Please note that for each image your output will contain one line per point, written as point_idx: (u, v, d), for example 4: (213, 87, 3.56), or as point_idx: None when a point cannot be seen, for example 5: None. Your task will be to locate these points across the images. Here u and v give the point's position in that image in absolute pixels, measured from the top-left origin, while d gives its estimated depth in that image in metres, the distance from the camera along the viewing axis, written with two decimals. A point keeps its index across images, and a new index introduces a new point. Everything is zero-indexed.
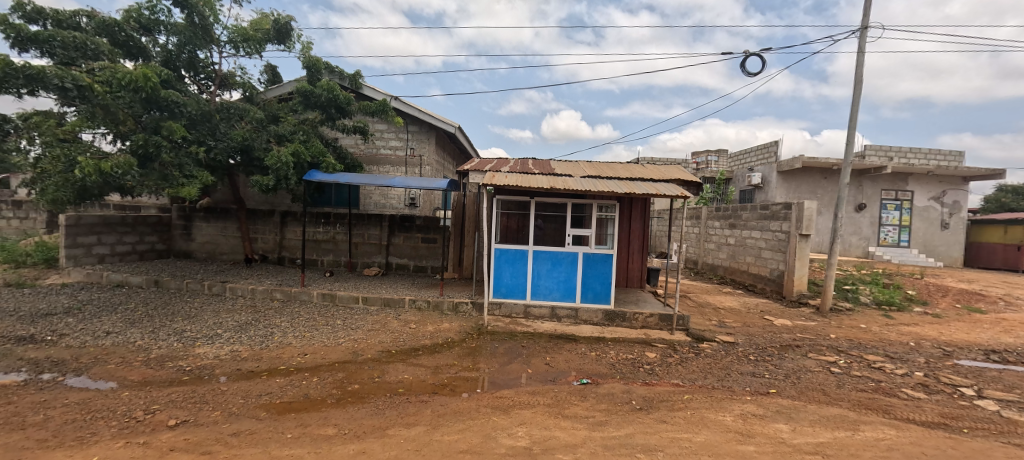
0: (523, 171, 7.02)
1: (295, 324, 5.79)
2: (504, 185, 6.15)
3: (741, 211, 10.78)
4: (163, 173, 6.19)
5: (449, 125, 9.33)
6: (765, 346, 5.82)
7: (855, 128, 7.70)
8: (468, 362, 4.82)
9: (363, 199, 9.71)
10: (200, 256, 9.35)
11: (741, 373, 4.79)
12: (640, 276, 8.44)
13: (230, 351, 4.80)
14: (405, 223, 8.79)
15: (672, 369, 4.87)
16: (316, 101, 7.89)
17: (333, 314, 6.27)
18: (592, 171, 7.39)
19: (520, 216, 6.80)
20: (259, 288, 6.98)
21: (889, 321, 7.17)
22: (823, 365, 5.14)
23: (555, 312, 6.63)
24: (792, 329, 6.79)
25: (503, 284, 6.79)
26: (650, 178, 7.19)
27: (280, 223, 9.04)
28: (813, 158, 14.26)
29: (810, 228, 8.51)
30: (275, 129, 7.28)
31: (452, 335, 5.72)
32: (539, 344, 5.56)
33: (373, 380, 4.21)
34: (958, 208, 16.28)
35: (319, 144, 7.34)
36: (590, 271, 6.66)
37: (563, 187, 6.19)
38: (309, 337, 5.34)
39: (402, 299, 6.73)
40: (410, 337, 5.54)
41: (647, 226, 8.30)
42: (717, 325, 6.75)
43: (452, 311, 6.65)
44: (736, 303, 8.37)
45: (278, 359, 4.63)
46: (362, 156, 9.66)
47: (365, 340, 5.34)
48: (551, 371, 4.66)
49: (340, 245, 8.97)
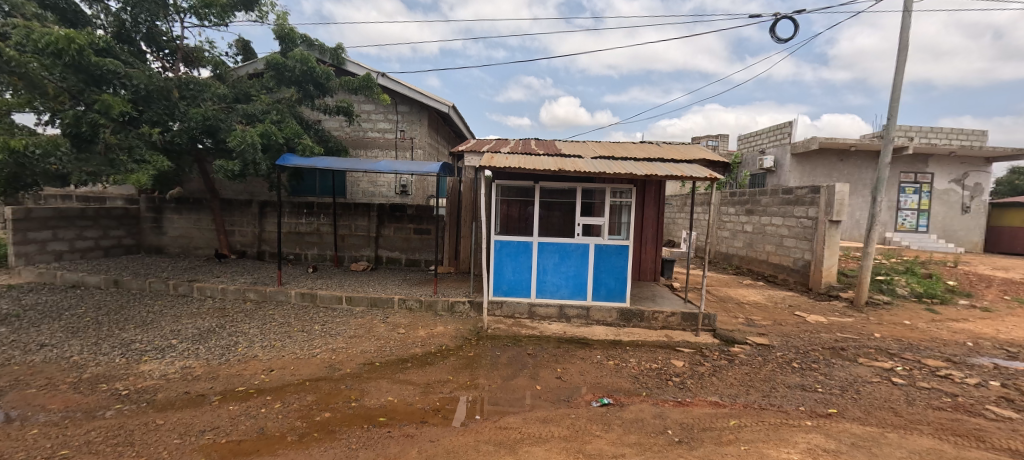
0: (526, 152, 6.22)
1: (266, 331, 5.00)
2: (505, 167, 5.34)
3: (760, 196, 9.98)
4: (108, 157, 5.37)
5: (442, 104, 8.46)
6: (806, 350, 5.08)
7: (897, 102, 6.90)
8: (465, 378, 4.06)
9: (350, 187, 8.89)
10: (173, 251, 8.59)
11: (789, 387, 4.03)
12: (654, 268, 7.72)
13: (181, 368, 4.03)
14: (395, 213, 7.99)
15: (705, 382, 4.12)
16: (290, 77, 7.07)
17: (310, 318, 5.50)
18: (604, 151, 6.58)
19: (523, 203, 5.99)
20: (231, 288, 6.20)
21: (935, 316, 6.43)
22: (880, 374, 4.40)
23: (564, 311, 5.86)
24: (829, 327, 6.05)
25: (504, 280, 6.02)
26: (670, 158, 6.37)
27: (259, 214, 8.25)
28: (830, 139, 13.43)
29: (841, 213, 7.74)
30: (244, 108, 6.50)
31: (447, 342, 4.95)
32: (548, 351, 4.79)
33: (349, 406, 3.44)
34: (981, 191, 15.45)
35: (293, 125, 6.50)
36: (602, 265, 5.89)
37: (574, 169, 5.37)
38: (280, 348, 4.56)
39: (391, 298, 5.96)
40: (398, 346, 4.76)
41: (662, 213, 7.51)
42: (746, 324, 6.00)
43: (447, 311, 5.89)
44: (760, 297, 7.63)
45: (237, 378, 3.87)
46: (348, 140, 8.82)
47: (346, 350, 4.57)
48: (562, 388, 3.91)
49: (325, 238, 8.20)
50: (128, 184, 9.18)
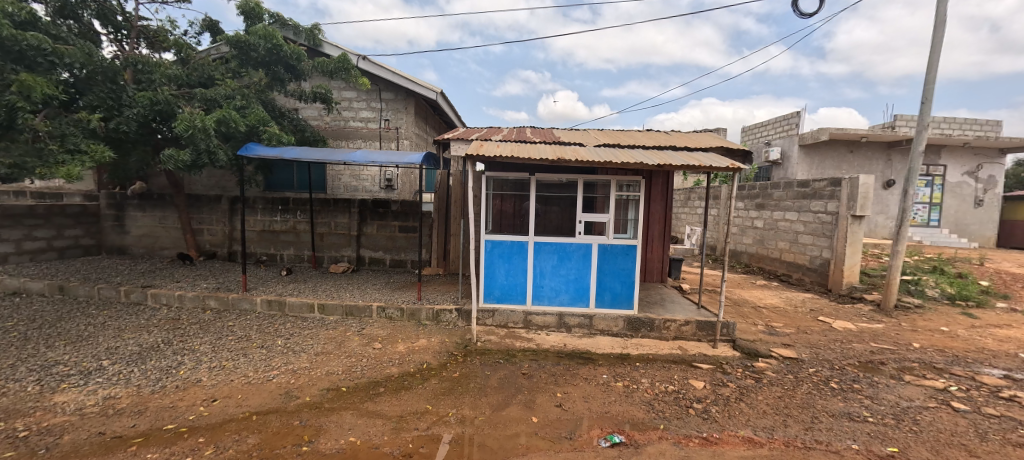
0: (521, 141, 5.54)
1: (218, 348, 4.30)
2: (496, 155, 4.67)
3: (772, 189, 9.32)
4: (35, 147, 4.63)
5: (430, 90, 7.74)
6: (841, 364, 4.42)
7: (931, 86, 6.27)
8: (445, 408, 3.38)
9: (330, 181, 8.17)
10: (136, 252, 7.90)
11: (834, 416, 3.39)
12: (661, 269, 7.06)
13: (103, 399, 3.34)
14: (378, 209, 7.29)
15: (733, 409, 3.46)
16: (256, 58, 6.38)
17: (274, 330, 4.81)
18: (607, 139, 5.90)
19: (518, 198, 5.30)
20: (189, 295, 5.52)
21: (975, 322, 5.80)
22: (935, 396, 3.75)
23: (563, 320, 5.19)
24: (859, 335, 5.41)
25: (496, 285, 5.35)
26: (681, 147, 5.69)
27: (229, 211, 7.54)
28: (841, 130, 12.78)
29: (866, 208, 7.09)
30: (201, 92, 5.79)
31: (429, 359, 4.28)
32: (545, 369, 4.12)
33: (298, 452, 2.77)
34: (994, 184, 14.84)
35: (258, 110, 5.77)
36: (607, 267, 5.23)
37: (575, 158, 4.69)
38: (230, 370, 3.85)
39: (368, 307, 5.28)
40: (371, 365, 4.07)
41: (669, 209, 6.83)
42: (766, 333, 5.36)
43: (432, 320, 5.21)
44: (778, 300, 6.98)
45: (169, 413, 3.20)
46: (327, 130, 8.10)
47: (308, 371, 3.89)
48: (563, 421, 3.24)
49: (302, 237, 7.51)
50: (87, 178, 8.40)
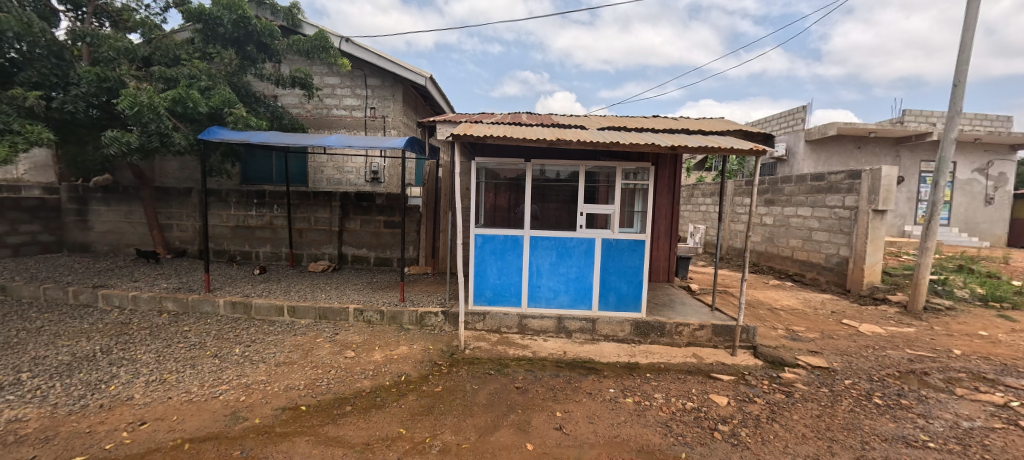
0: (516, 123, 4.99)
1: (164, 357, 3.71)
2: (486, 135, 4.14)
3: (783, 184, 8.79)
4: None
5: (419, 75, 7.16)
6: (880, 375, 3.87)
7: (964, 68, 5.77)
8: (422, 432, 2.81)
9: (312, 174, 7.58)
10: (100, 249, 7.30)
11: (887, 441, 2.84)
12: (668, 268, 6.51)
13: (6, 422, 2.76)
14: (361, 203, 6.72)
15: (767, 433, 2.90)
16: (224, 35, 5.87)
17: (235, 336, 4.23)
18: (611, 124, 5.34)
19: (512, 188, 4.74)
20: (144, 296, 4.93)
21: (1015, 326, 5.27)
22: (1000, 416, 3.20)
23: (563, 325, 4.64)
24: (891, 341, 4.87)
25: (488, 285, 4.79)
26: (694, 132, 5.13)
27: (200, 205, 6.95)
28: (849, 124, 12.23)
29: (889, 202, 6.56)
30: (159, 70, 5.23)
31: (409, 370, 3.70)
32: (542, 382, 3.56)
33: None
34: (1005, 181, 14.29)
35: (224, 91, 5.20)
36: (611, 265, 4.67)
37: (576, 140, 4.14)
38: (170, 384, 3.27)
39: (343, 309, 4.70)
40: (339, 378, 3.49)
41: (676, 203, 6.28)
42: (789, 338, 4.81)
43: (415, 325, 4.64)
44: (795, 301, 6.44)
45: (82, 441, 2.62)
46: (309, 118, 7.51)
47: (264, 386, 3.30)
48: (564, 449, 2.67)
49: (279, 233, 6.93)
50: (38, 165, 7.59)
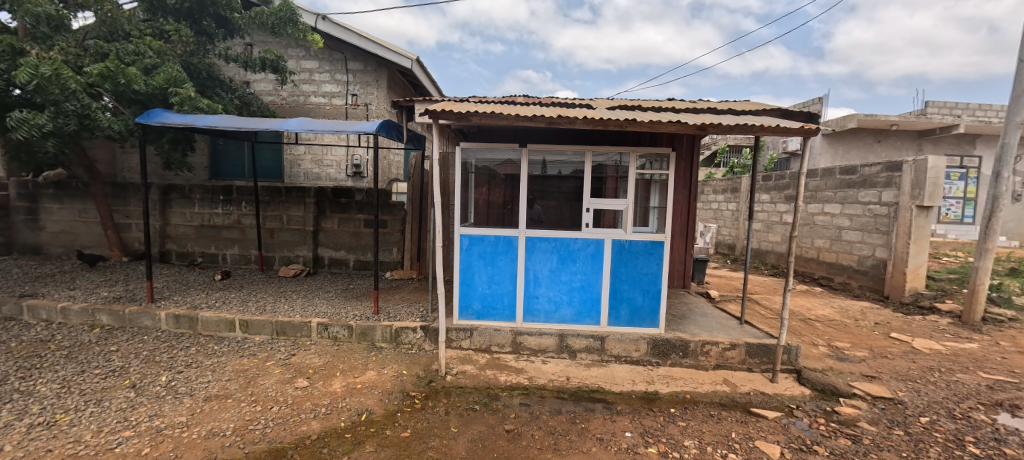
0: (510, 103, 4.24)
1: (68, 390, 2.97)
2: (470, 111, 3.39)
3: (806, 179, 7.98)
4: None
5: (405, 57, 6.41)
6: (962, 411, 3.10)
7: None
8: None
9: (287, 168, 6.83)
10: (53, 252, 6.60)
11: None
12: (683, 272, 5.76)
13: None
14: (339, 199, 5.98)
15: None
16: (176, 7, 5.13)
17: (167, 359, 3.49)
18: (621, 105, 4.55)
19: (506, 180, 3.98)
20: (73, 308, 4.19)
21: None
22: None
23: (565, 343, 3.88)
24: (958, 361, 4.08)
25: (476, 295, 4.04)
26: (721, 114, 4.33)
27: (161, 203, 6.23)
28: (870, 116, 11.39)
29: (936, 197, 5.72)
30: (94, 44, 4.53)
31: (371, 406, 2.94)
32: (539, 423, 2.80)
33: None
34: None
35: (172, 69, 4.47)
36: (624, 270, 3.92)
37: (583, 119, 3.38)
38: (59, 431, 2.54)
39: (304, 324, 3.95)
40: (280, 418, 2.74)
41: (693, 198, 5.54)
42: (835, 358, 4.04)
43: (390, 343, 3.90)
44: (830, 310, 5.64)
45: None
46: (284, 107, 6.78)
47: (178, 433, 2.54)
48: None
49: (248, 233, 6.19)
50: None
